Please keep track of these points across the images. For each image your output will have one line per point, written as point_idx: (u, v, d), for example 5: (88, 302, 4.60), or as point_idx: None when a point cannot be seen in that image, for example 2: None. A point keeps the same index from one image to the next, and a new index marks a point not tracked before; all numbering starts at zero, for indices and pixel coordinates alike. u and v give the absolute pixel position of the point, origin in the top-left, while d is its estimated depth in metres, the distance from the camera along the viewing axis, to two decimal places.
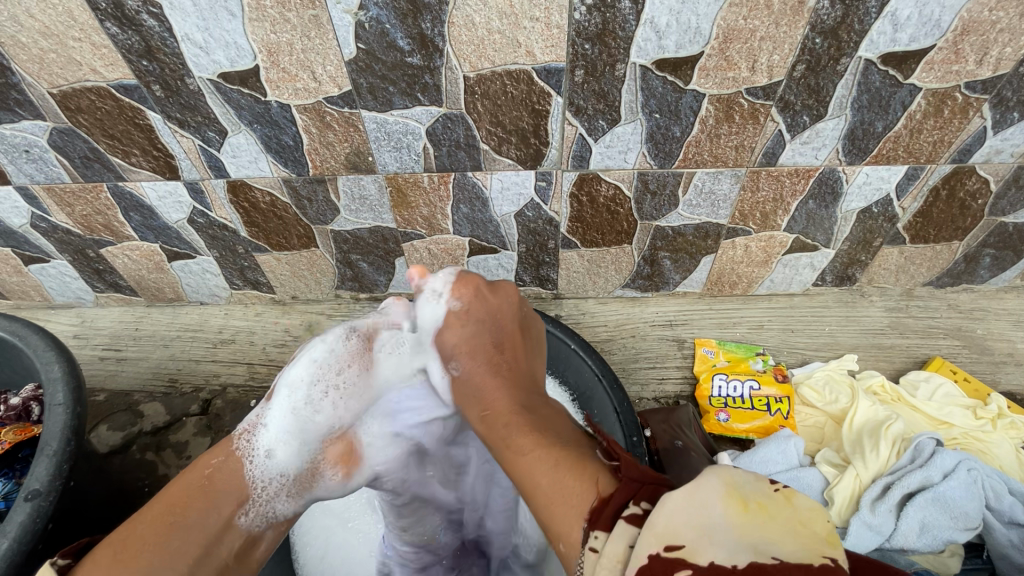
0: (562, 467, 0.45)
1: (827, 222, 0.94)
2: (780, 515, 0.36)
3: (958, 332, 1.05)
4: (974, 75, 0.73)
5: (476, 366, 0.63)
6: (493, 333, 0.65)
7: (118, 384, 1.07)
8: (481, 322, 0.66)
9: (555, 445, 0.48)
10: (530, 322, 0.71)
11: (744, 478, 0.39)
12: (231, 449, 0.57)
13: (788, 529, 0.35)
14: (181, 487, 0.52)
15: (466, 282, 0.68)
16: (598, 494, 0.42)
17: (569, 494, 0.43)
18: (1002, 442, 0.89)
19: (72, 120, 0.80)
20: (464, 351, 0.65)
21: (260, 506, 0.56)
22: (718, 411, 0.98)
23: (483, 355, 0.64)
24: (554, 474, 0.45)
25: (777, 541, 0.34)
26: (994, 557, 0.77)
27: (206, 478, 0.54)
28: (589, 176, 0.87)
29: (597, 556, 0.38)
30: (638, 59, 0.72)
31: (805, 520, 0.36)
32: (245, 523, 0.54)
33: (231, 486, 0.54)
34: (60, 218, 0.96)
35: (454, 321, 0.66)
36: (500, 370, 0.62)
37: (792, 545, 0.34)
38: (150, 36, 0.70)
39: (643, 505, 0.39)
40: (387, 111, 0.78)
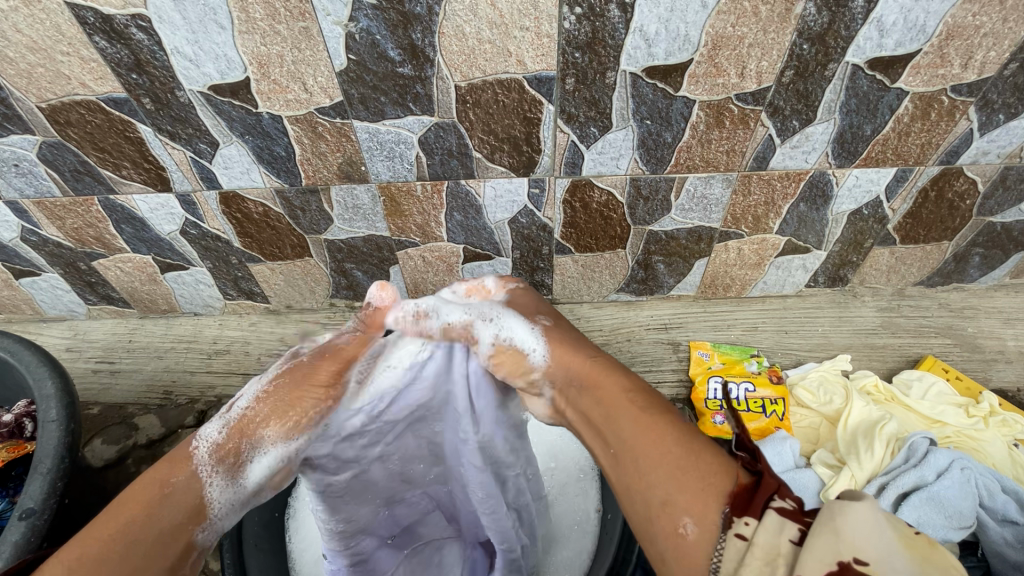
0: (690, 441, 0.48)
1: (818, 224, 0.95)
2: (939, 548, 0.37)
3: (949, 331, 1.06)
4: (960, 78, 0.73)
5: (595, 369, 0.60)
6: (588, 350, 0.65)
7: (112, 397, 1.06)
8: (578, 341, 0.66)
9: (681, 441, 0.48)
10: None
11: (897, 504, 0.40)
12: (192, 467, 0.55)
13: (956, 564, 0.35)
14: (139, 501, 0.51)
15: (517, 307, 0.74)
16: (737, 480, 0.44)
17: (705, 473, 0.45)
18: (994, 439, 0.90)
19: (62, 134, 0.79)
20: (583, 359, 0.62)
21: (217, 522, 0.57)
22: (714, 413, 0.98)
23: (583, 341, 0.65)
24: (690, 449, 0.47)
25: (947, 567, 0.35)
26: (988, 554, 0.78)
27: (163, 495, 0.53)
28: (582, 182, 0.87)
29: (746, 543, 0.40)
30: (628, 68, 0.72)
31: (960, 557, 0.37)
32: (201, 539, 0.55)
33: (190, 504, 0.54)
34: (51, 231, 0.96)
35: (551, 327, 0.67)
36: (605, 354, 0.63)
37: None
38: (139, 49, 0.69)
39: (787, 500, 0.41)
40: (379, 121, 0.78)
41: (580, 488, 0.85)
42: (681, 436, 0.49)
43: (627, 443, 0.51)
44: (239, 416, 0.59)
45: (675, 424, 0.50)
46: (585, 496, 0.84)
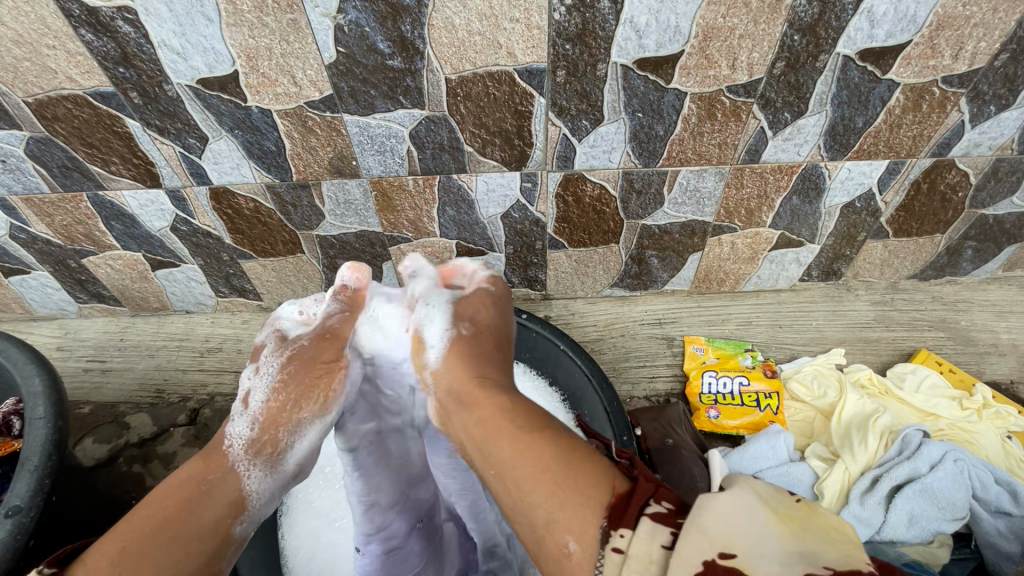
0: (575, 457, 0.47)
1: (811, 218, 0.95)
2: (807, 527, 0.40)
3: (943, 324, 1.06)
4: (951, 69, 0.73)
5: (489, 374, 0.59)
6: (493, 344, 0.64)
7: (103, 396, 1.05)
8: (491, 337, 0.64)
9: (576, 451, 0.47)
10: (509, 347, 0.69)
11: (768, 491, 0.43)
12: (227, 463, 0.56)
13: (821, 538, 0.39)
14: (177, 498, 0.52)
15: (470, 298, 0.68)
16: (615, 490, 0.44)
17: (585, 487, 0.44)
18: (987, 432, 0.90)
19: (49, 129, 0.79)
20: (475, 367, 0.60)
21: (255, 513, 0.56)
22: (708, 408, 0.98)
23: (495, 348, 0.63)
24: (571, 468, 0.45)
25: (811, 547, 0.38)
26: (981, 546, 0.78)
27: (198, 490, 0.53)
28: (574, 176, 0.87)
29: (622, 556, 0.39)
30: (619, 59, 0.72)
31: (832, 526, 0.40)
32: (240, 532, 0.55)
33: (228, 499, 0.54)
34: (40, 229, 0.95)
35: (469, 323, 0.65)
36: (504, 365, 0.62)
37: (832, 553, 0.37)
38: (125, 42, 0.69)
39: (664, 504, 0.43)
40: (369, 115, 0.78)
41: None
42: (562, 451, 0.47)
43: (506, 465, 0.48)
44: (263, 407, 0.60)
45: (561, 438, 0.49)
46: None
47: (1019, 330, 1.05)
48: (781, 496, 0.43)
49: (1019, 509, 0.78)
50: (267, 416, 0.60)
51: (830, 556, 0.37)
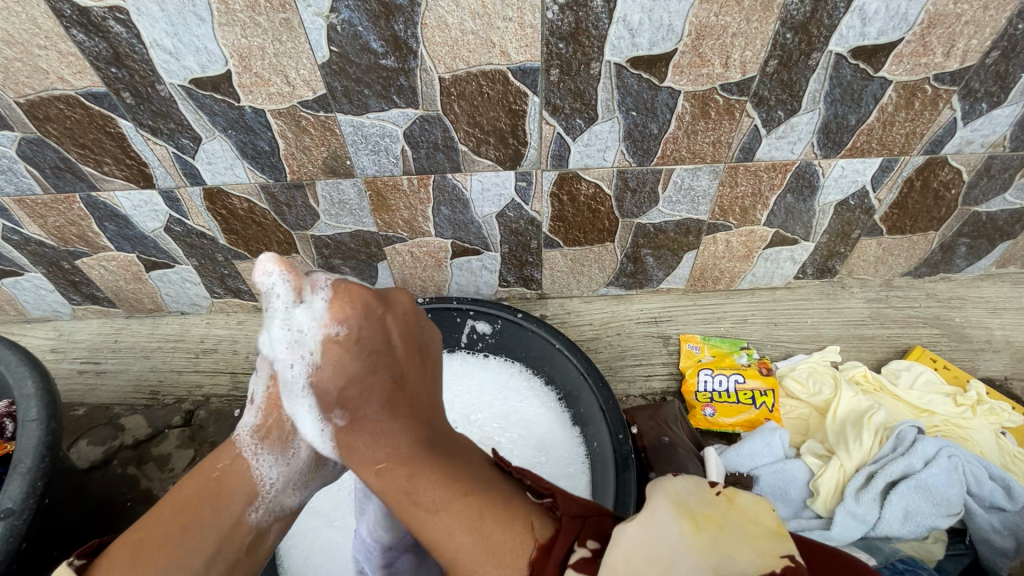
0: (479, 522, 0.45)
1: (805, 216, 0.95)
2: (725, 525, 0.40)
3: (937, 321, 1.06)
4: (943, 67, 0.74)
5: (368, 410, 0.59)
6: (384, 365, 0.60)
7: (97, 398, 1.05)
8: (362, 351, 0.59)
9: (475, 500, 0.47)
10: (425, 341, 0.66)
11: (686, 489, 0.43)
12: (235, 453, 0.61)
13: (736, 537, 0.39)
14: (194, 488, 0.58)
15: (347, 298, 0.60)
16: (536, 541, 0.43)
17: (502, 548, 0.43)
18: (982, 428, 0.91)
19: (41, 130, 0.78)
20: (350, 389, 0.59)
21: (269, 502, 0.61)
22: (704, 406, 0.98)
23: (381, 394, 0.59)
24: (479, 532, 0.45)
25: (728, 550, 0.38)
26: (976, 541, 0.78)
27: (213, 480, 0.59)
28: (569, 175, 0.87)
29: None
30: (612, 58, 0.72)
31: (751, 518, 0.40)
32: (255, 518, 0.60)
33: (239, 488, 0.59)
34: (33, 230, 0.94)
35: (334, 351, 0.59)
36: (398, 408, 0.59)
37: (745, 555, 0.37)
38: (117, 42, 0.68)
39: (588, 546, 0.42)
40: (363, 114, 0.78)
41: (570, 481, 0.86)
42: (471, 517, 0.46)
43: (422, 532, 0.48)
44: (265, 396, 0.64)
45: (471, 498, 0.47)
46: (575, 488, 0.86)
47: (1012, 326, 1.05)
48: (702, 490, 0.43)
49: (1013, 505, 0.78)
50: (269, 403, 0.64)
51: (744, 560, 0.37)
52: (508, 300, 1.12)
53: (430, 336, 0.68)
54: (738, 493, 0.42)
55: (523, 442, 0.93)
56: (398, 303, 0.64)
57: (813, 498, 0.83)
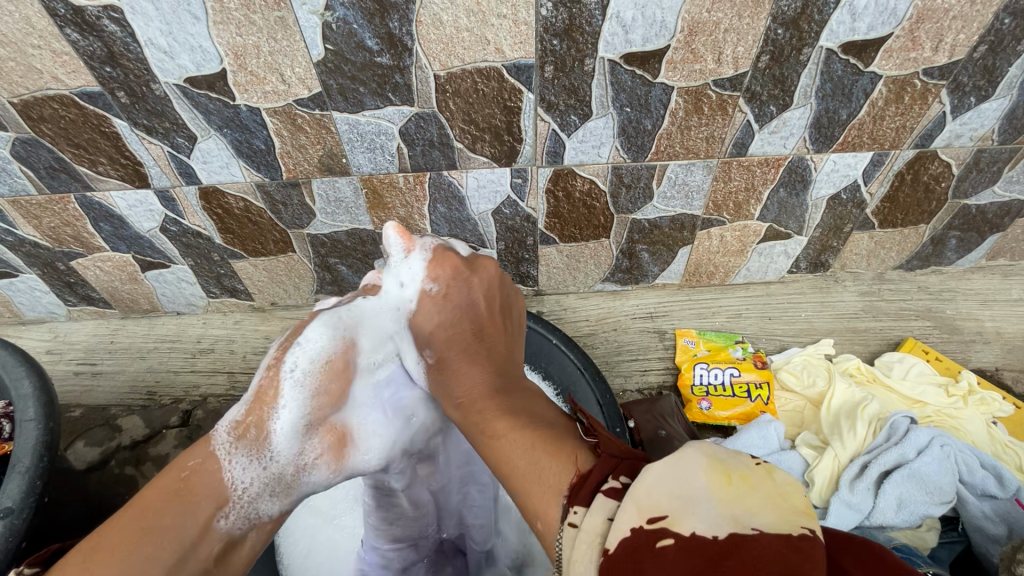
0: (542, 456, 0.43)
1: (798, 210, 0.96)
2: (760, 488, 0.35)
3: (929, 313, 1.08)
4: (931, 62, 0.75)
5: (453, 353, 0.62)
6: (470, 318, 0.64)
7: (94, 399, 1.04)
8: (459, 305, 0.64)
9: (528, 427, 0.48)
10: (512, 303, 0.69)
11: (727, 450, 0.39)
12: (208, 449, 0.55)
13: (768, 500, 0.35)
14: (157, 490, 0.50)
15: (443, 261, 0.67)
16: (576, 470, 0.41)
17: (545, 476, 0.42)
18: (973, 418, 0.92)
19: (35, 130, 0.78)
20: (442, 336, 0.64)
21: (242, 506, 0.54)
22: (700, 399, 0.99)
23: (459, 342, 0.62)
24: (531, 457, 0.44)
25: (758, 510, 0.34)
26: (969, 529, 0.79)
27: (181, 480, 0.52)
28: (564, 171, 0.87)
29: (575, 531, 0.37)
30: (606, 54, 0.72)
31: (789, 492, 0.35)
32: (224, 526, 0.53)
33: (211, 488, 0.52)
34: (27, 231, 0.94)
35: (428, 303, 0.66)
36: (476, 359, 0.60)
37: (770, 515, 0.33)
38: (112, 41, 0.68)
39: (621, 479, 0.38)
40: (359, 112, 0.78)
41: None
42: (523, 447, 0.46)
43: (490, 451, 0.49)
44: (255, 387, 0.59)
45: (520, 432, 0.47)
46: None
47: (1003, 318, 1.07)
48: (743, 455, 0.38)
49: (1005, 493, 0.79)
50: (256, 398, 0.58)
51: (767, 518, 0.33)
52: None
53: (514, 301, 0.69)
54: (780, 467, 0.37)
55: None
56: (485, 268, 0.67)
57: (808, 489, 0.84)
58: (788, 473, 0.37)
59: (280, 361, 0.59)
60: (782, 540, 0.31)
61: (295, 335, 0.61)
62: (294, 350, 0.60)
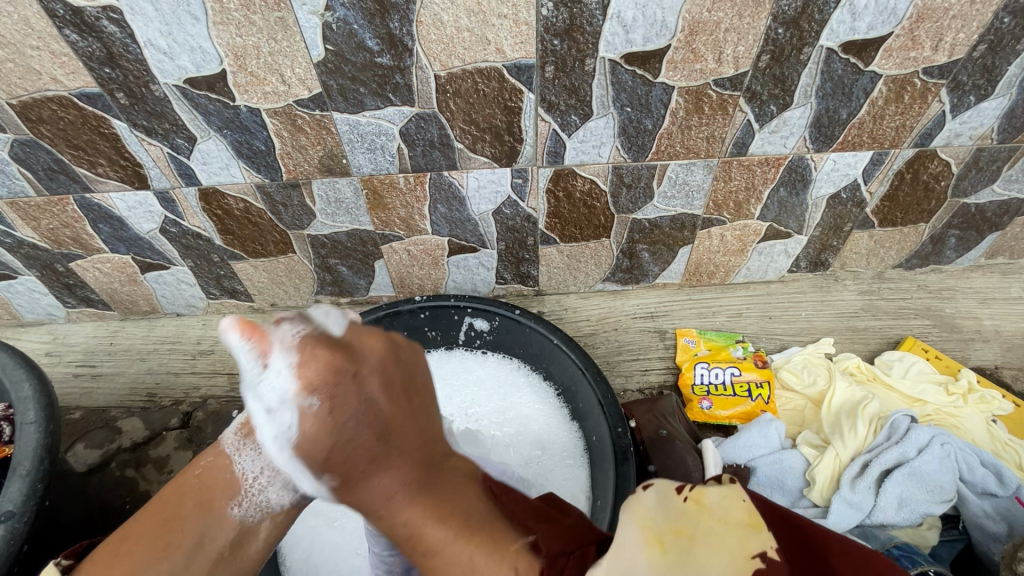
0: (479, 557, 0.40)
1: (798, 209, 0.96)
2: (701, 533, 0.32)
3: (928, 312, 1.08)
4: (931, 61, 0.75)
5: (357, 466, 0.47)
6: (366, 425, 0.47)
7: (94, 401, 1.04)
8: (350, 416, 0.47)
9: (465, 531, 0.42)
10: (416, 374, 0.53)
11: (650, 502, 0.35)
12: (218, 448, 0.58)
13: (713, 544, 0.32)
14: (177, 488, 0.55)
15: (311, 355, 0.48)
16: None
17: None
18: (973, 416, 0.92)
19: (34, 131, 0.78)
20: (338, 456, 0.47)
21: (253, 496, 0.56)
22: (701, 399, 0.99)
23: (364, 453, 0.47)
24: (469, 573, 0.39)
25: (708, 567, 0.30)
26: (969, 527, 0.79)
27: (196, 478, 0.56)
28: (565, 171, 0.87)
29: None
30: (607, 54, 0.72)
31: (723, 519, 0.33)
32: (236, 514, 0.55)
33: (221, 483, 0.56)
34: (26, 233, 0.94)
35: (311, 414, 0.47)
36: (389, 462, 0.47)
37: (718, 562, 0.30)
38: (111, 42, 0.68)
39: None
40: (359, 113, 0.78)
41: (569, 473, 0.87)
42: (461, 561, 0.40)
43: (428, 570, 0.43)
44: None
45: (455, 527, 0.42)
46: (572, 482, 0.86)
47: (1002, 316, 1.07)
48: (670, 496, 0.35)
49: (1004, 492, 0.79)
50: None
51: (713, 569, 0.30)
52: (504, 297, 1.13)
53: (417, 367, 0.54)
54: (705, 488, 0.35)
55: (520, 437, 0.93)
56: (369, 351, 0.50)
57: (809, 488, 0.84)
58: (715, 488, 0.35)
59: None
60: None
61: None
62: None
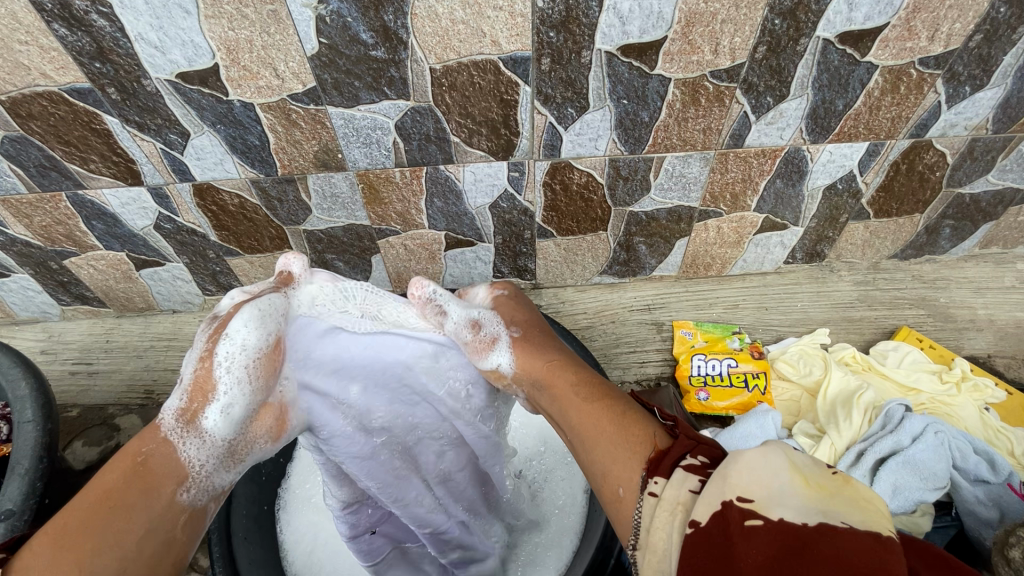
0: (621, 420, 0.52)
1: (794, 201, 0.96)
2: (841, 492, 0.39)
3: (923, 302, 1.09)
4: (927, 51, 0.75)
5: (535, 337, 0.67)
6: (537, 321, 0.71)
7: (91, 398, 1.04)
8: (526, 308, 0.73)
9: (612, 401, 0.55)
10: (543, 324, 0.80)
11: (804, 459, 0.42)
12: (160, 434, 0.55)
13: (851, 502, 0.38)
14: (114, 473, 0.51)
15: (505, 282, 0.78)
16: (656, 447, 0.48)
17: (631, 442, 0.49)
18: (966, 404, 0.94)
19: (24, 127, 0.77)
20: (524, 322, 0.70)
21: (202, 480, 0.55)
22: (698, 390, 1.00)
23: (535, 332, 0.69)
24: (620, 423, 0.51)
25: (841, 509, 0.37)
26: (962, 513, 0.80)
27: (138, 463, 0.52)
28: (561, 164, 0.87)
29: (656, 500, 0.44)
30: (603, 46, 0.72)
31: (866, 497, 0.39)
32: (186, 498, 0.54)
33: (168, 468, 0.53)
34: (18, 230, 0.93)
35: (504, 300, 0.73)
36: (551, 343, 0.67)
37: (857, 514, 0.37)
38: (100, 36, 0.67)
39: (699, 458, 0.45)
40: (354, 107, 0.77)
41: (567, 473, 0.87)
42: (613, 417, 0.52)
43: (577, 429, 0.55)
44: (192, 376, 0.57)
45: (609, 405, 0.54)
46: (570, 481, 0.86)
47: (995, 305, 1.08)
48: (821, 467, 0.42)
49: (997, 478, 0.80)
50: (194, 387, 0.56)
51: (854, 517, 0.36)
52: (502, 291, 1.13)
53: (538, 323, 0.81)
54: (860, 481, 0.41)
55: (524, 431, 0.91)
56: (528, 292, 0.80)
57: None
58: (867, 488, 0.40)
59: (212, 352, 0.56)
60: (869, 534, 0.35)
61: (222, 329, 0.57)
62: (225, 340, 0.56)
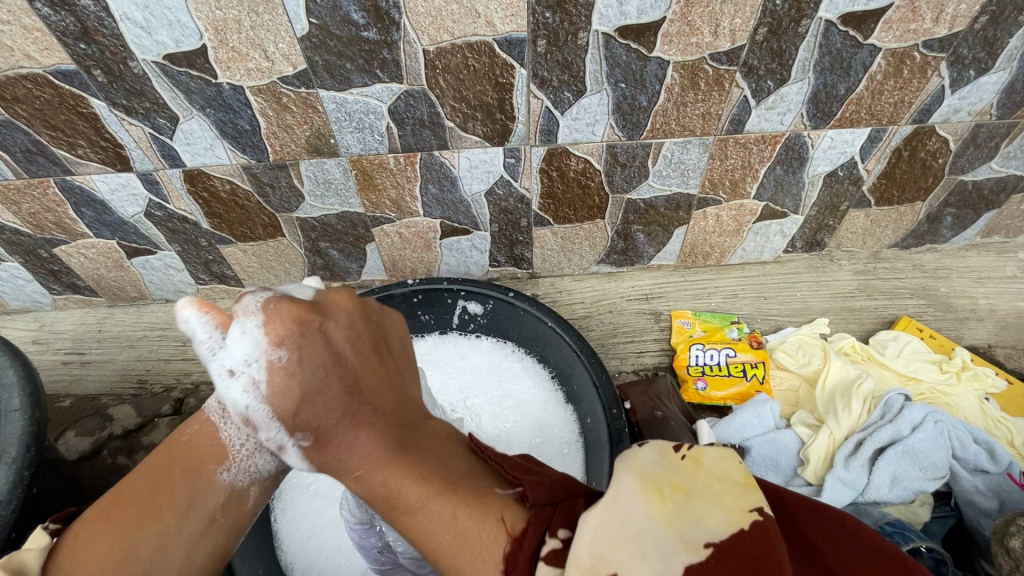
0: (460, 511, 0.37)
1: (795, 188, 0.95)
2: (698, 490, 0.33)
3: (923, 291, 1.08)
4: (931, 33, 0.73)
5: (328, 421, 0.48)
6: (339, 370, 0.50)
7: (84, 388, 1.03)
8: (319, 364, 0.50)
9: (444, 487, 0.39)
10: (387, 332, 0.55)
11: (649, 456, 0.35)
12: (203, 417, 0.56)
13: (708, 500, 0.33)
14: (161, 453, 0.54)
15: (277, 315, 0.51)
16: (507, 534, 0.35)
17: (473, 547, 0.36)
18: (966, 394, 0.93)
19: (9, 111, 0.75)
20: (312, 412, 0.49)
21: (241, 461, 0.54)
22: (696, 379, 0.99)
23: (335, 406, 0.48)
24: (455, 527, 0.37)
25: (704, 524, 0.31)
26: (961, 503, 0.79)
27: (184, 445, 0.55)
28: (558, 150, 0.85)
29: None
30: (600, 27, 0.70)
31: (719, 477, 0.34)
32: (226, 478, 0.53)
33: (207, 450, 0.54)
34: (6, 217, 0.91)
35: (279, 368, 0.50)
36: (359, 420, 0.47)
37: (716, 519, 0.31)
38: (84, 16, 0.65)
39: (559, 535, 0.34)
40: (346, 90, 0.76)
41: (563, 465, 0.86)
42: (446, 516, 0.38)
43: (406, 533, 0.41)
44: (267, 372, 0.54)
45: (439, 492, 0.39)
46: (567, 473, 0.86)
47: (996, 295, 1.07)
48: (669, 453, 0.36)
49: (996, 467, 0.79)
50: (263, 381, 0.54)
51: (714, 526, 0.31)
52: (498, 280, 1.12)
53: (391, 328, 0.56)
54: (704, 449, 0.36)
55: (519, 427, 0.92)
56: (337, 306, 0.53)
57: (803, 467, 0.85)
58: (711, 453, 0.35)
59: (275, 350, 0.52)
60: (738, 551, 0.30)
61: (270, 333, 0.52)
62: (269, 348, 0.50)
